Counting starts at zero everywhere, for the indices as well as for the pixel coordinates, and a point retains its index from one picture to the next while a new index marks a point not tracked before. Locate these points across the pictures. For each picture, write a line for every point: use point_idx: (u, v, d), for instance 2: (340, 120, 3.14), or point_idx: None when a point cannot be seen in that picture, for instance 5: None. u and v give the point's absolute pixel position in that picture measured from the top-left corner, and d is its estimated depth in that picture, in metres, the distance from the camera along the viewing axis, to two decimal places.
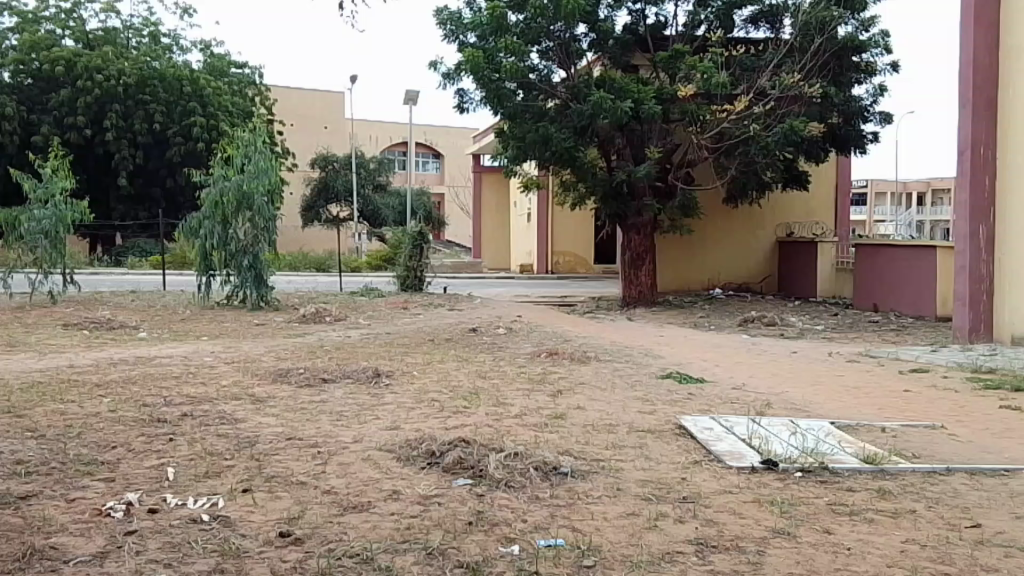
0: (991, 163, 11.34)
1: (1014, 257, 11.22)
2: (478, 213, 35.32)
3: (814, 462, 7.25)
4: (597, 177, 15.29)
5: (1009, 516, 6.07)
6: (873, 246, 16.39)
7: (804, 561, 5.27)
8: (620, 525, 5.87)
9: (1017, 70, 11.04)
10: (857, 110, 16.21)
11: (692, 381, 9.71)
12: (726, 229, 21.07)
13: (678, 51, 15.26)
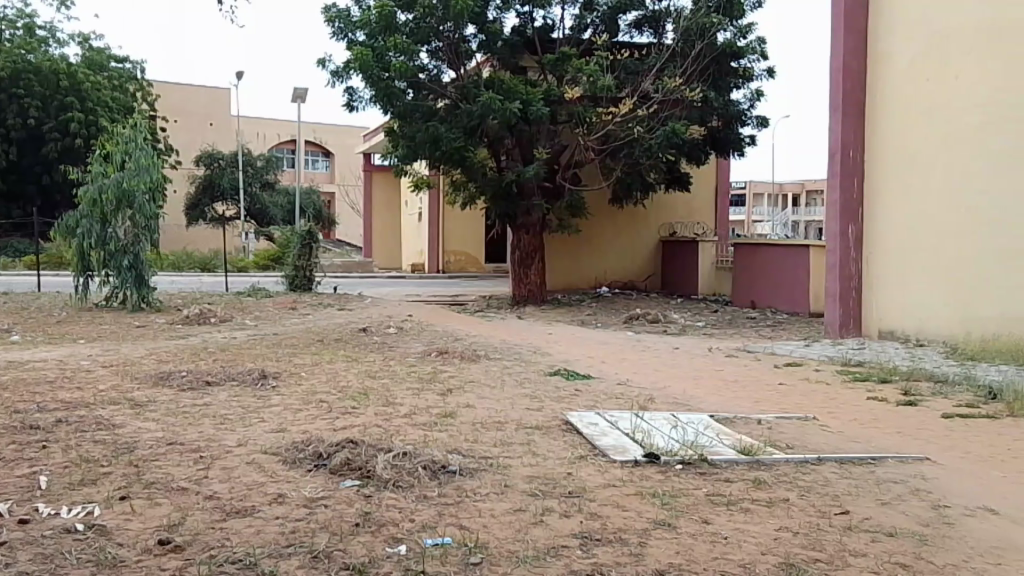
0: (860, 166, 11.92)
1: (878, 254, 11.79)
2: (367, 212, 35.06)
3: (694, 454, 7.47)
4: (487, 177, 15.39)
5: (876, 503, 6.37)
6: (751, 246, 17.09)
7: (684, 551, 5.44)
8: (507, 522, 5.93)
9: (883, 76, 11.64)
10: (735, 114, 16.53)
11: (579, 377, 9.88)
12: (611, 229, 21.36)
13: (564, 54, 15.45)
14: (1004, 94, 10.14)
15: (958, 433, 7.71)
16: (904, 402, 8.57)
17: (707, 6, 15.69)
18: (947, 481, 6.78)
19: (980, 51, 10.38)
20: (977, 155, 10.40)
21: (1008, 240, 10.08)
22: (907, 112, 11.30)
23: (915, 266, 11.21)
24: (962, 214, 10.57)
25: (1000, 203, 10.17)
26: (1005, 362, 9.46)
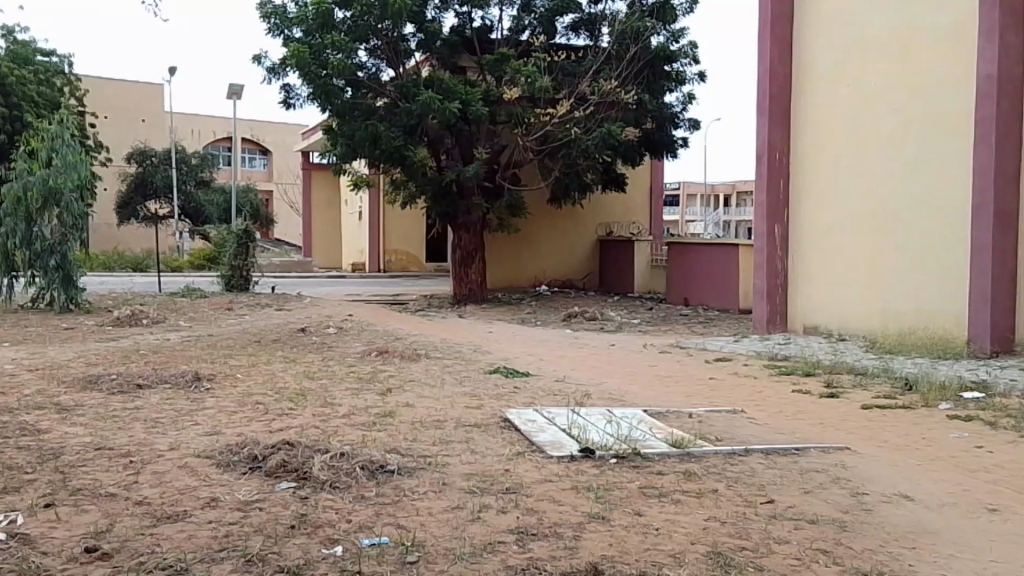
0: (786, 168, 12.33)
1: (805, 252, 12.22)
2: (306, 210, 34.67)
3: (628, 448, 7.64)
4: (426, 176, 15.39)
5: (799, 491, 6.62)
6: (683, 245, 17.45)
7: (616, 543, 5.57)
8: (444, 519, 5.97)
9: (808, 82, 12.08)
10: (668, 117, 16.89)
11: (518, 375, 9.98)
12: (549, 229, 21.55)
13: (503, 55, 15.64)
14: (912, 95, 10.49)
15: (877, 423, 8.06)
16: (827, 394, 8.91)
17: (641, 10, 16.10)
18: (866, 469, 7.08)
19: (892, 55, 10.78)
20: (892, 156, 10.79)
21: (919, 238, 10.44)
22: (830, 116, 11.74)
23: (839, 263, 11.64)
24: (880, 213, 10.99)
25: (912, 202, 10.53)
26: (920, 354, 9.90)
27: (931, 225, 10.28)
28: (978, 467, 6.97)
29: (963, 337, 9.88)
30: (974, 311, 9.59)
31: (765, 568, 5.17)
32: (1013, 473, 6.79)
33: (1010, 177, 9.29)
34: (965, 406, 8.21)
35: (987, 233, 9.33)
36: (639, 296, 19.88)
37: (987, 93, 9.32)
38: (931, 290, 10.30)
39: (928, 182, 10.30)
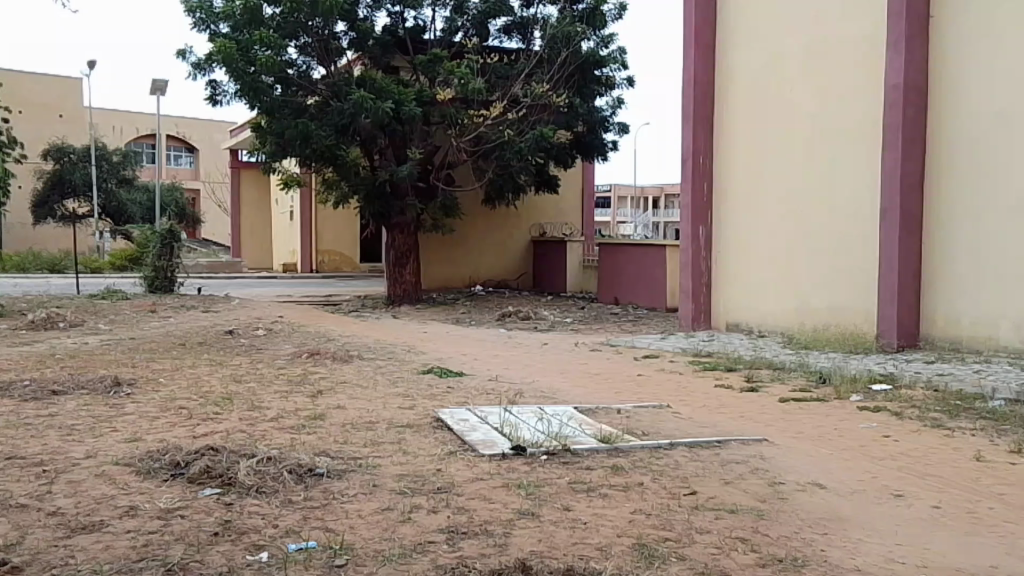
0: (710, 171, 12.72)
1: (727, 252, 12.65)
2: (234, 210, 33.77)
3: (558, 444, 7.78)
4: (359, 177, 15.42)
5: (719, 482, 6.88)
6: (612, 247, 17.83)
7: (545, 539, 5.68)
8: (374, 521, 5.96)
9: (729, 88, 12.49)
10: (598, 121, 17.14)
11: (451, 375, 10.01)
12: (482, 230, 21.63)
13: (436, 56, 15.64)
14: (827, 103, 10.96)
15: (793, 415, 8.43)
16: (747, 389, 9.26)
17: (572, 15, 16.32)
18: (782, 460, 7.40)
19: (808, 64, 11.24)
20: (808, 161, 11.26)
21: (833, 238, 10.94)
22: (750, 121, 12.17)
23: (759, 262, 12.09)
24: (797, 214, 11.44)
25: (826, 205, 11.02)
26: (833, 349, 10.38)
27: (844, 226, 10.78)
28: (886, 455, 7.37)
29: (873, 332, 10.40)
30: (883, 308, 10.10)
31: (687, 558, 5.35)
32: (917, 460, 7.22)
33: (915, 182, 9.83)
34: (873, 398, 8.67)
35: (895, 235, 9.83)
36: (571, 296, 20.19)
37: (895, 101, 9.83)
38: (844, 288, 10.80)
39: (841, 185, 10.80)
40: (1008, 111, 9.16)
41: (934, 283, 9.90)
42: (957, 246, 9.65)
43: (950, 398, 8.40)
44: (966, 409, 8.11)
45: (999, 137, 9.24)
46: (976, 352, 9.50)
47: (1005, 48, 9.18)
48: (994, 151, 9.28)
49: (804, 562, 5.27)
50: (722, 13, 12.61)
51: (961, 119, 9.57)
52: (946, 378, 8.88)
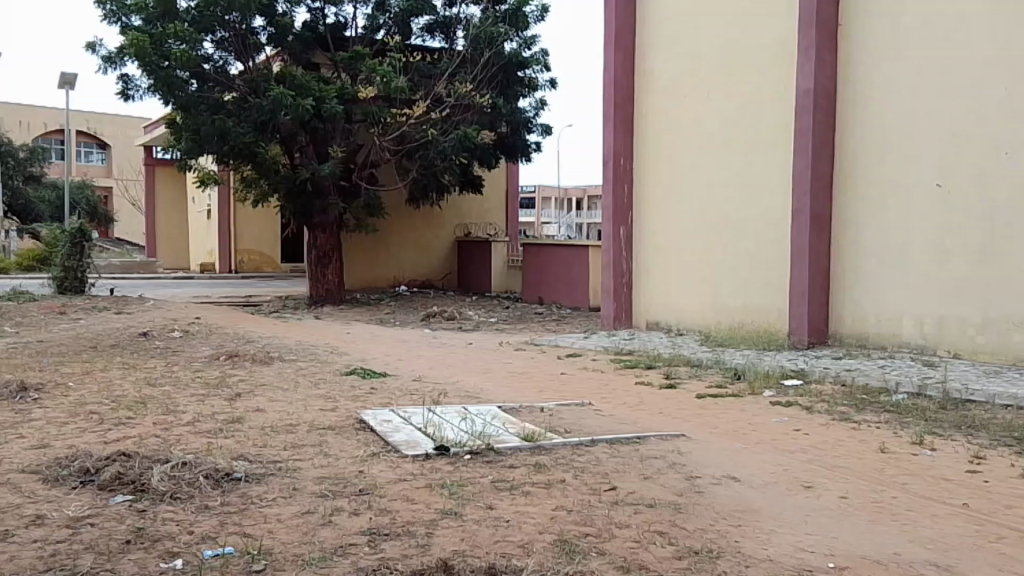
0: (629, 173, 13.00)
1: (647, 252, 12.92)
2: (149, 208, 32.75)
3: (481, 444, 7.79)
4: (279, 174, 14.87)
5: (639, 478, 7.02)
6: (536, 247, 18.00)
7: (468, 537, 5.69)
8: (293, 525, 5.85)
9: (647, 92, 12.79)
10: (521, 122, 17.20)
11: (375, 375, 9.92)
12: (405, 229, 21.53)
13: (358, 53, 15.57)
14: (741, 108, 11.31)
15: (709, 410, 8.67)
16: (666, 385, 9.48)
17: (494, 17, 16.42)
18: (700, 454, 7.60)
19: (722, 70, 11.57)
20: (723, 164, 11.59)
21: (747, 239, 11.29)
22: (668, 124, 12.45)
23: (678, 262, 12.36)
24: (713, 215, 11.76)
25: (739, 207, 11.38)
26: (748, 347, 10.70)
27: (757, 228, 11.15)
28: (796, 448, 7.65)
29: (785, 330, 10.77)
30: (794, 306, 10.47)
31: (607, 552, 5.44)
32: (826, 452, 7.50)
33: (824, 185, 10.23)
34: (786, 393, 8.97)
35: (805, 236, 10.21)
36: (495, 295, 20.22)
37: (805, 107, 10.21)
38: (757, 287, 11.17)
39: (754, 188, 11.16)
40: (909, 117, 9.61)
41: (842, 282, 10.34)
42: (862, 247, 10.11)
43: (857, 392, 8.76)
44: (872, 402, 8.47)
45: (902, 142, 9.69)
46: (881, 348, 9.95)
47: (906, 57, 9.63)
48: (897, 156, 9.73)
49: (719, 553, 5.41)
50: (641, 19, 12.87)
51: (867, 125, 10.01)
52: (854, 373, 9.26)
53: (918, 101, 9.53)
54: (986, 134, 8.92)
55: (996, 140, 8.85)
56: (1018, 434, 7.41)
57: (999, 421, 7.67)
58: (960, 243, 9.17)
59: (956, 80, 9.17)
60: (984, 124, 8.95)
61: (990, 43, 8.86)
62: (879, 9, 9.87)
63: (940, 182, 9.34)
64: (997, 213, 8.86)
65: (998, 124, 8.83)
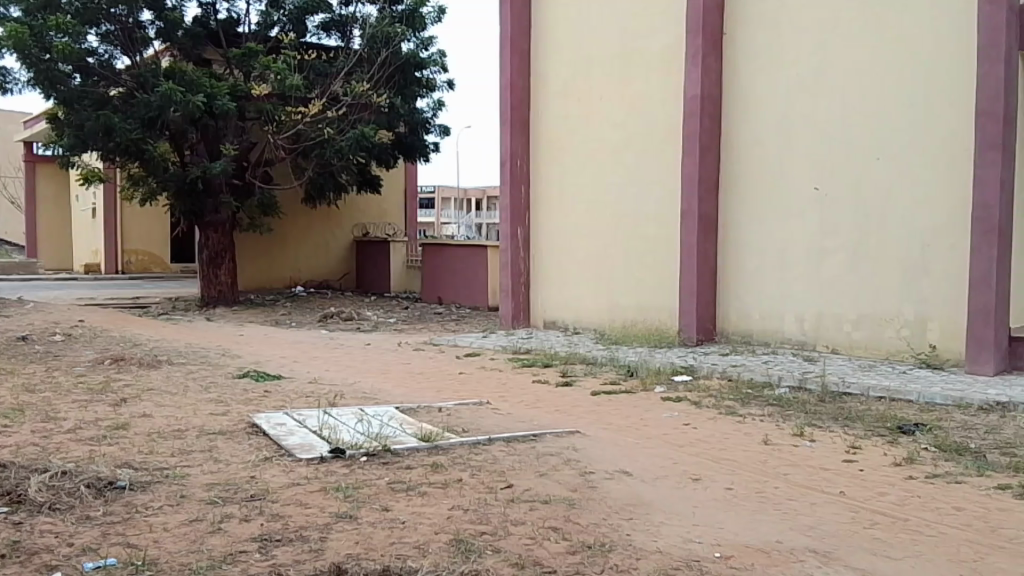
0: (526, 174, 13.07)
1: (543, 252, 13.03)
2: (30, 207, 31.27)
3: (377, 445, 7.71)
4: (168, 172, 14.69)
5: (535, 475, 7.07)
6: (437, 246, 17.96)
7: (362, 540, 5.60)
8: (180, 533, 5.62)
9: (543, 95, 12.92)
10: (419, 122, 17.27)
11: (269, 378, 9.71)
12: (303, 229, 21.15)
13: (251, 50, 15.13)
14: (632, 112, 11.60)
15: (604, 407, 8.82)
16: (562, 382, 9.62)
17: (391, 16, 16.39)
18: (594, 450, 7.71)
19: (615, 75, 11.84)
20: (619, 166, 11.83)
21: (639, 239, 11.58)
22: (563, 127, 12.61)
23: (574, 262, 12.54)
24: (608, 216, 12.00)
25: (633, 208, 11.66)
26: (639, 344, 10.99)
27: (649, 229, 11.45)
28: (685, 442, 7.85)
29: (674, 328, 11.12)
30: (683, 305, 10.79)
31: (502, 550, 5.45)
32: (713, 445, 7.72)
33: (710, 187, 10.59)
34: (675, 388, 9.22)
35: (693, 236, 10.53)
36: (394, 296, 20.15)
37: (692, 112, 10.54)
38: (648, 286, 11.50)
39: (646, 189, 11.46)
40: (789, 124, 10.05)
41: (728, 281, 10.73)
42: (746, 248, 10.52)
43: (743, 386, 9.06)
44: (756, 397, 8.75)
45: (783, 147, 10.12)
46: (765, 343, 10.37)
47: (786, 66, 10.08)
48: (778, 161, 10.17)
49: (611, 547, 5.49)
50: (536, 22, 13.00)
51: (751, 130, 10.41)
52: (739, 368, 9.59)
53: (797, 108, 9.97)
54: (859, 141, 9.40)
55: (868, 147, 9.34)
56: (890, 424, 7.77)
57: (873, 412, 8.02)
58: (835, 244, 9.64)
59: (831, 89, 9.64)
60: (856, 131, 9.43)
61: (860, 56, 9.37)
62: (761, 20, 10.31)
63: (818, 186, 9.79)
64: (869, 216, 9.35)
65: (869, 132, 9.32)
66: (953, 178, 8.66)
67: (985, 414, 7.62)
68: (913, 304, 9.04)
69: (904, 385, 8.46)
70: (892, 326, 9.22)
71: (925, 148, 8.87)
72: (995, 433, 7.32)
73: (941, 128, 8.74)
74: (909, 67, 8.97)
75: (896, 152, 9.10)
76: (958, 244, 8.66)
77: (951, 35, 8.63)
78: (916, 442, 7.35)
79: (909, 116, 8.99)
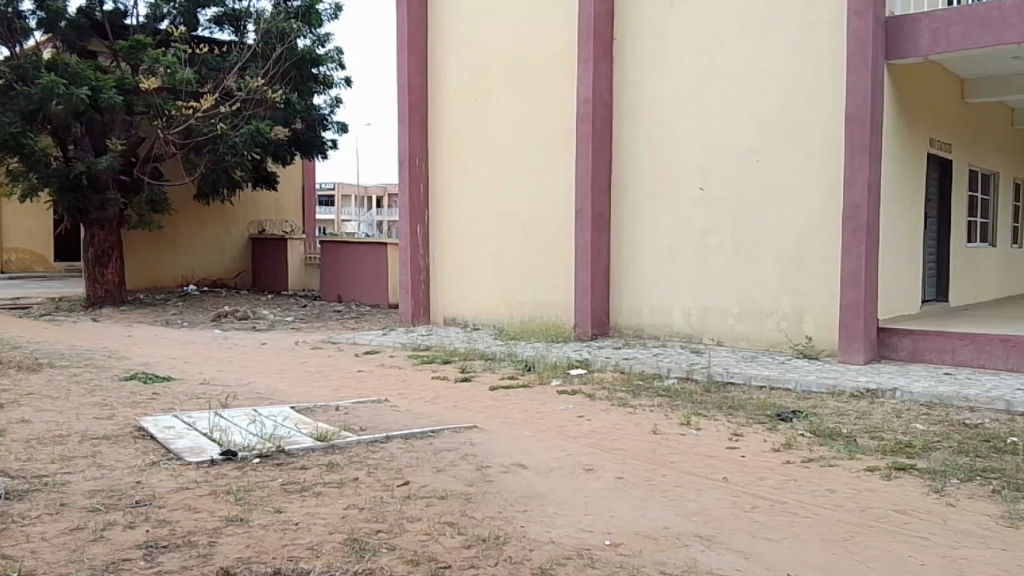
0: (426, 173, 13.05)
1: (443, 250, 13.08)
2: None
3: (272, 446, 7.39)
4: (51, 167, 14.20)
5: (431, 471, 6.89)
6: (335, 243, 17.71)
7: (253, 544, 5.21)
8: (60, 543, 5.15)
9: (440, 93, 12.94)
10: (316, 119, 17.24)
11: (158, 381, 9.46)
12: (198, 226, 20.62)
13: (139, 42, 14.86)
14: (529, 113, 11.82)
15: (500, 402, 8.90)
16: (460, 378, 9.70)
17: (286, 11, 16.27)
18: (490, 444, 7.68)
19: (511, 75, 12.02)
20: (516, 165, 12.00)
21: (538, 237, 11.80)
22: (462, 127, 12.68)
23: (474, 261, 12.64)
24: (507, 215, 12.16)
25: (529, 206, 11.87)
26: (537, 339, 11.21)
27: (546, 226, 11.69)
28: (580, 433, 7.94)
29: (571, 323, 11.42)
30: (578, 301, 11.09)
31: (397, 547, 5.19)
32: (604, 436, 7.82)
33: (602, 186, 10.90)
34: (571, 381, 9.44)
35: (587, 234, 10.83)
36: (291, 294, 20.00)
37: (586, 113, 10.81)
38: (546, 283, 11.74)
39: (544, 189, 11.67)
40: (676, 126, 10.43)
41: (622, 278, 11.09)
42: (638, 245, 10.88)
43: (633, 378, 9.34)
44: (647, 388, 9.03)
45: (671, 148, 10.48)
46: (655, 337, 10.77)
47: (672, 70, 10.45)
48: (666, 162, 10.53)
49: (506, 540, 5.33)
50: (433, 22, 12.98)
51: (642, 132, 10.76)
52: (631, 361, 9.89)
53: (684, 110, 10.34)
54: (740, 143, 9.83)
55: (748, 148, 9.77)
56: (769, 412, 8.10)
57: (754, 401, 8.37)
58: (720, 241, 10.07)
59: (713, 93, 10.06)
60: (738, 133, 9.85)
61: (741, 61, 9.80)
62: (650, 26, 10.66)
63: (703, 186, 10.20)
64: (749, 215, 9.80)
65: (749, 134, 9.76)
66: (826, 178, 9.13)
67: (856, 400, 8.07)
68: (789, 298, 9.52)
69: (783, 374, 8.89)
70: (771, 319, 9.68)
71: (798, 150, 9.34)
72: (864, 418, 7.73)
73: (813, 131, 9.23)
74: (784, 74, 9.45)
75: (772, 154, 9.56)
76: (830, 240, 9.13)
77: (818, 46, 9.15)
78: (793, 428, 7.65)
79: (784, 119, 9.45)
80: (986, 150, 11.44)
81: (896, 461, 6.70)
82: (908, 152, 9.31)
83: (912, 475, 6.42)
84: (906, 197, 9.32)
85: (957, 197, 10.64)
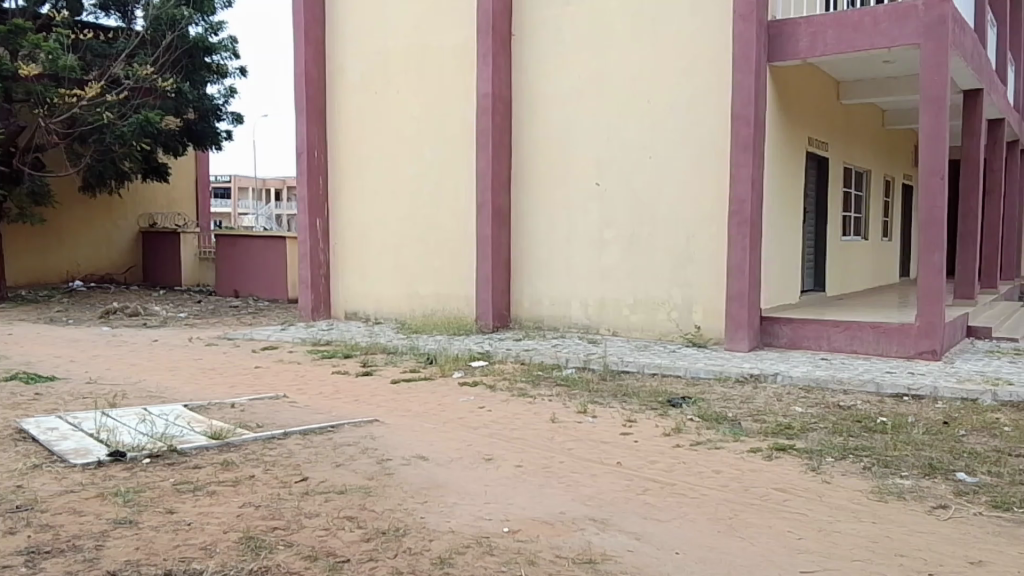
0: (325, 166, 12.90)
1: (343, 244, 12.97)
2: None
3: (162, 445, 7.18)
4: None
5: (330, 466, 6.85)
6: (231, 237, 17.27)
7: (144, 546, 5.05)
8: None
9: (339, 86, 12.81)
10: (210, 109, 16.94)
11: (41, 380, 9.05)
12: (83, 219, 19.72)
13: (17, 26, 13.90)
14: (429, 107, 11.85)
15: (400, 395, 8.92)
16: (361, 372, 9.68)
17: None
18: (390, 437, 7.68)
19: (410, 69, 12.01)
20: (416, 159, 12.02)
21: (438, 231, 11.87)
22: (362, 120, 12.58)
23: (377, 255, 12.59)
24: (408, 208, 12.15)
25: (431, 199, 11.90)
26: (439, 332, 11.29)
27: (448, 220, 11.75)
28: (480, 424, 8.05)
29: (472, 315, 11.56)
30: (480, 294, 11.23)
31: (294, 543, 5.14)
32: (504, 426, 7.94)
33: (502, 181, 11.06)
34: (472, 373, 9.56)
35: (488, 227, 10.97)
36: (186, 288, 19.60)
37: (486, 108, 10.93)
38: (447, 276, 11.85)
39: (443, 183, 11.73)
40: (573, 122, 10.67)
41: (523, 270, 11.30)
42: (538, 239, 11.11)
43: (533, 369, 9.55)
44: (546, 377, 9.25)
45: (569, 144, 10.72)
46: (555, 328, 11.05)
47: (568, 67, 10.68)
48: (564, 157, 10.77)
49: (405, 531, 5.35)
50: (331, 14, 12.81)
51: (541, 127, 10.96)
52: (530, 352, 10.10)
53: (580, 107, 10.59)
54: (632, 139, 10.15)
55: (641, 145, 10.09)
56: (662, 398, 8.41)
57: (647, 388, 8.68)
58: (615, 235, 10.39)
59: (607, 91, 10.34)
60: (630, 130, 10.17)
61: (633, 60, 10.11)
62: (547, 24, 10.86)
63: (599, 181, 10.48)
64: (642, 209, 10.14)
65: (640, 131, 10.09)
66: (712, 174, 9.54)
67: (741, 385, 8.49)
68: (679, 290, 9.92)
69: (674, 362, 9.27)
70: (663, 310, 10.08)
71: (686, 147, 9.72)
72: (748, 403, 8.12)
73: (701, 129, 9.60)
74: (673, 74, 9.79)
75: (663, 151, 9.91)
76: (717, 234, 9.56)
77: (702, 47, 9.53)
78: (683, 413, 7.97)
79: (673, 117, 9.80)
80: (861, 149, 12.18)
81: (777, 442, 7.07)
82: (790, 150, 9.84)
83: (792, 454, 6.80)
84: (787, 192, 9.84)
85: (834, 193, 11.31)
